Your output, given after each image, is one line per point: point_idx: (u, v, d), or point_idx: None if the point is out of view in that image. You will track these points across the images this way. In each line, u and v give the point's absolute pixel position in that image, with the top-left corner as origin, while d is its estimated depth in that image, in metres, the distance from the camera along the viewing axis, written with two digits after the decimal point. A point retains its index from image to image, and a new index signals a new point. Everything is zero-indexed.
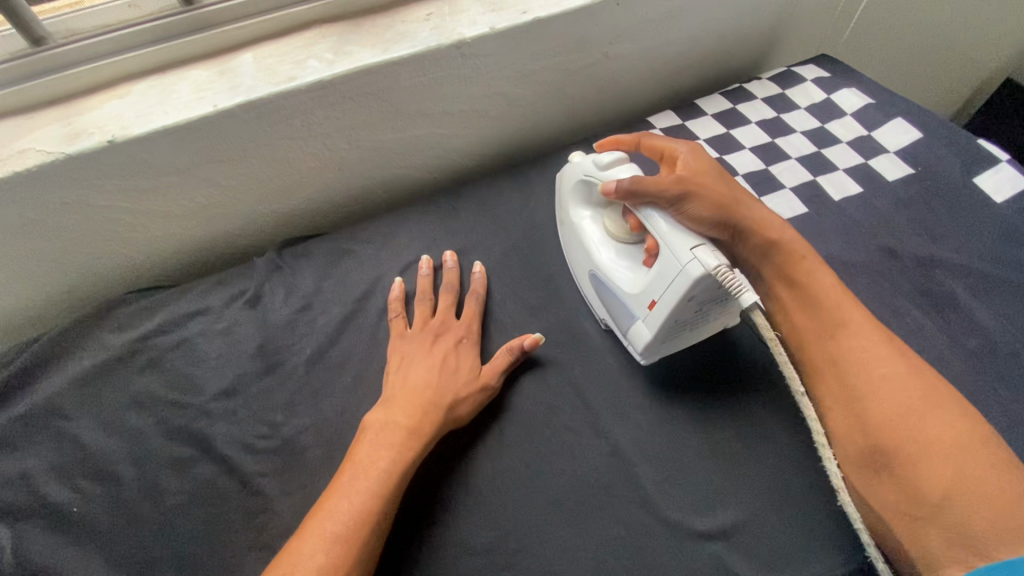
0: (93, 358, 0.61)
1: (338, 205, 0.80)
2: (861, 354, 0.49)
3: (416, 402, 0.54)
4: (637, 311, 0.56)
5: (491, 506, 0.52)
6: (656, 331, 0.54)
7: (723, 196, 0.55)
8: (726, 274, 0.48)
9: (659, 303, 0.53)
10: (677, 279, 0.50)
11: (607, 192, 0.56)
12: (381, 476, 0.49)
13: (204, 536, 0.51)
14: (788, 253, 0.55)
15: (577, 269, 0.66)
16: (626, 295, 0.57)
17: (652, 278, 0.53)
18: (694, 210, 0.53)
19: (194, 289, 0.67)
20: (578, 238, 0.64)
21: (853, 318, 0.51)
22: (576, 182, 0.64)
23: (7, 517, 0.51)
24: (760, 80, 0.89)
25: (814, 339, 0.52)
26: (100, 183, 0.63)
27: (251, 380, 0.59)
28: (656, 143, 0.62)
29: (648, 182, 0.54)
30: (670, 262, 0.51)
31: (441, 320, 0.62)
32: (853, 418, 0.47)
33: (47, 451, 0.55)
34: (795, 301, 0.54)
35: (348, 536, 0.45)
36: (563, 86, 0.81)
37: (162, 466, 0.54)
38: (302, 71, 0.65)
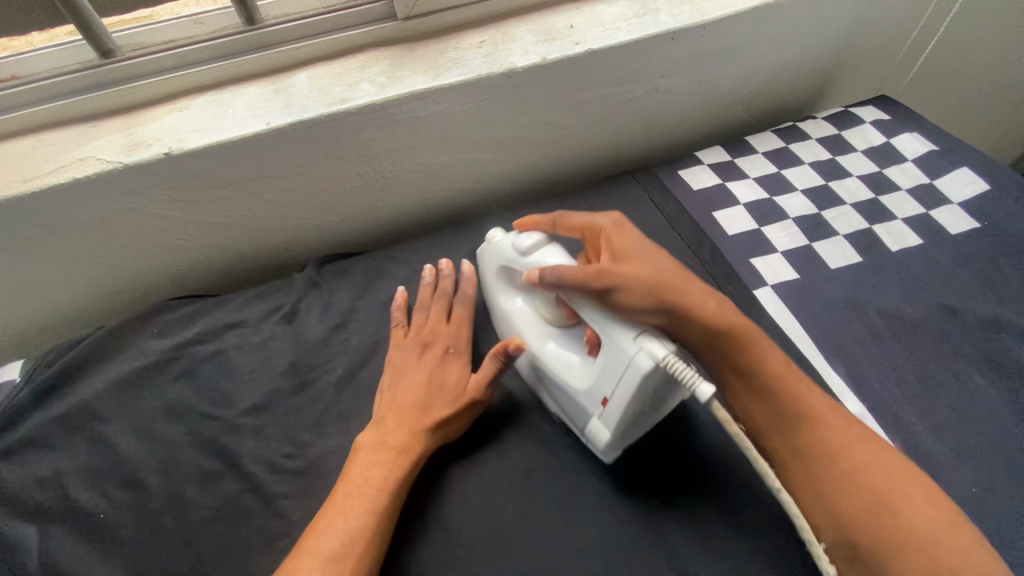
0: (132, 363, 0.62)
1: (378, 224, 0.80)
2: (825, 444, 0.46)
3: (404, 418, 0.54)
4: (589, 407, 0.51)
5: (514, 551, 0.50)
6: (614, 428, 0.49)
7: (656, 277, 0.50)
8: (675, 363, 0.44)
9: (610, 400, 0.48)
10: (627, 373, 0.46)
11: (534, 281, 0.55)
12: (375, 494, 0.49)
13: (224, 556, 0.50)
14: (731, 338, 0.49)
15: (519, 365, 0.61)
16: (576, 392, 0.52)
17: (599, 373, 0.50)
18: (627, 298, 0.49)
19: (234, 300, 0.68)
20: (517, 328, 0.60)
21: (811, 399, 0.48)
22: (500, 268, 0.62)
23: (37, 518, 0.52)
24: (815, 120, 0.86)
25: (774, 431, 0.48)
26: (154, 192, 0.64)
27: (281, 397, 0.60)
28: (576, 222, 0.59)
29: (571, 273, 0.51)
30: (616, 354, 0.47)
31: (433, 328, 0.62)
32: (823, 511, 0.44)
33: (80, 453, 0.56)
34: (745, 386, 0.50)
35: (343, 553, 0.45)
36: (610, 116, 0.80)
37: (188, 479, 0.54)
38: (354, 94, 0.65)
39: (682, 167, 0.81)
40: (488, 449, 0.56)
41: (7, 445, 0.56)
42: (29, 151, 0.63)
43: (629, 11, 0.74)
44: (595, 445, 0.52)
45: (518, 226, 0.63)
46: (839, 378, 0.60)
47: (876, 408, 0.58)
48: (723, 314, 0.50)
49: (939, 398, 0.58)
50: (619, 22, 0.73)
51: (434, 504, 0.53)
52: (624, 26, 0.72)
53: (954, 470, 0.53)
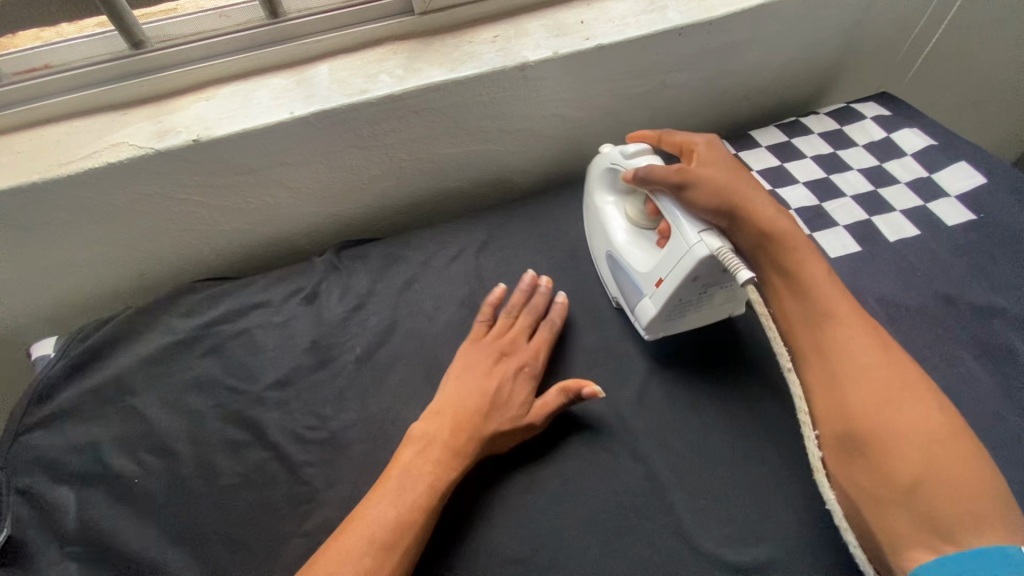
0: (161, 340, 0.65)
1: (393, 212, 0.83)
2: (845, 342, 0.49)
3: (463, 421, 0.55)
4: (645, 287, 0.60)
5: (526, 517, 0.53)
6: (660, 307, 0.58)
7: (724, 184, 0.56)
8: (727, 256, 0.51)
9: (663, 281, 0.57)
10: (684, 258, 0.54)
11: (627, 178, 0.61)
12: (425, 492, 0.50)
13: (251, 519, 0.53)
14: (783, 244, 0.54)
15: (597, 253, 0.70)
16: (636, 274, 0.61)
17: (661, 258, 0.58)
18: (697, 195, 0.56)
19: (257, 282, 0.71)
20: (601, 221, 0.68)
21: (842, 308, 0.50)
22: (603, 170, 0.68)
23: (75, 482, 0.55)
24: (817, 115, 0.89)
25: (801, 326, 0.51)
26: (182, 178, 0.67)
27: (304, 373, 0.62)
28: (676, 138, 0.64)
29: (657, 170, 0.58)
30: (679, 243, 0.55)
31: (511, 340, 0.62)
32: (832, 404, 0.47)
33: (114, 423, 0.59)
34: (785, 287, 0.54)
35: (389, 542, 0.47)
36: (618, 110, 0.82)
37: (217, 448, 0.57)
38: (373, 85, 0.68)
39: None
40: None
41: (47, 414, 0.59)
42: (62, 137, 0.66)
43: (638, 8, 0.77)
44: (640, 324, 0.62)
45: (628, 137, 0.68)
46: None
47: None
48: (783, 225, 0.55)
49: (933, 380, 0.61)
50: (629, 18, 0.75)
51: None
52: (634, 23, 0.75)
53: None
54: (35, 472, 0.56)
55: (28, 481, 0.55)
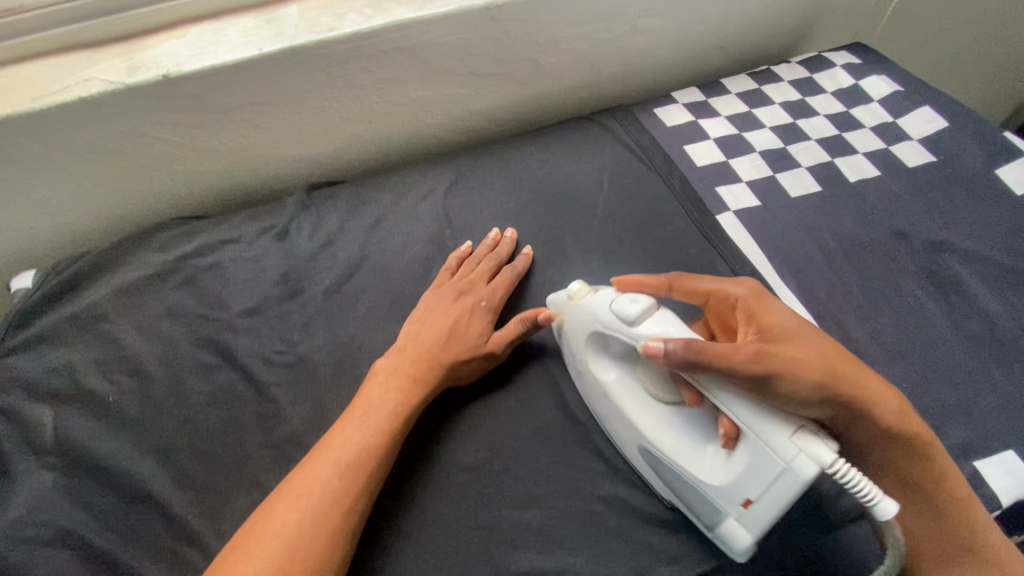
0: (136, 272, 0.67)
1: (367, 156, 0.84)
2: (977, 572, 0.46)
3: (424, 353, 0.57)
4: (724, 504, 0.46)
5: (482, 432, 0.55)
6: (758, 533, 0.45)
7: (822, 368, 0.45)
8: (848, 471, 0.41)
9: (756, 504, 0.45)
10: (784, 476, 0.43)
11: (651, 354, 0.47)
12: (389, 417, 0.52)
13: (219, 434, 0.56)
14: (910, 449, 0.47)
15: (612, 442, 0.55)
16: (707, 488, 0.47)
17: (742, 470, 0.45)
18: (785, 388, 0.44)
19: (230, 220, 0.72)
20: (611, 403, 0.53)
21: (980, 531, 0.47)
22: (593, 333, 0.55)
23: (52, 400, 0.58)
24: (789, 63, 0.89)
25: (931, 553, 0.48)
26: (154, 115, 0.69)
27: (273, 302, 0.64)
28: (700, 285, 0.54)
29: (711, 352, 0.45)
30: (769, 456, 0.43)
31: (470, 281, 0.64)
32: None
33: (90, 348, 0.61)
34: (899, 488, 0.49)
35: (356, 465, 0.49)
36: (589, 55, 0.83)
37: (189, 370, 0.59)
38: (341, 23, 0.69)
39: (657, 105, 0.84)
40: None
41: (24, 339, 0.61)
42: (35, 73, 0.67)
43: None
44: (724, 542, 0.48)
45: (618, 286, 0.57)
46: (790, 290, 0.64)
47: (820, 317, 0.62)
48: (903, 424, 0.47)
49: (882, 310, 0.63)
50: None
51: None
52: None
53: (887, 369, 0.58)
54: (13, 391, 0.58)
55: (6, 398, 0.58)
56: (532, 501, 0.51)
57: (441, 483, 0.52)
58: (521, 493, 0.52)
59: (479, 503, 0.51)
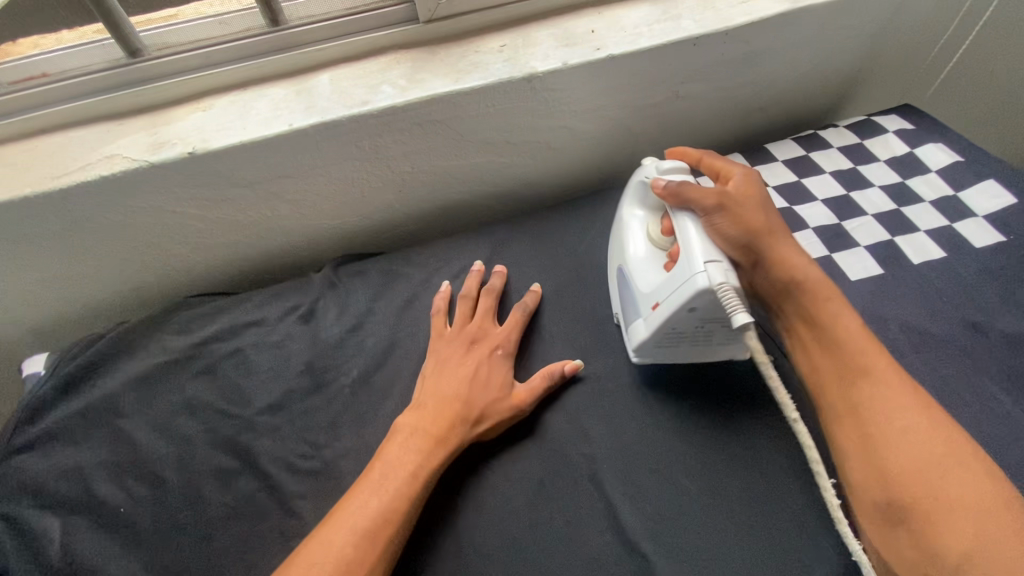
0: (153, 359, 0.63)
1: (396, 225, 0.80)
2: (877, 397, 0.47)
3: (446, 407, 0.55)
4: (642, 309, 0.58)
5: (527, 558, 0.50)
6: (652, 331, 0.56)
7: (762, 223, 0.57)
8: (728, 293, 0.49)
9: (661, 306, 0.54)
10: (684, 285, 0.52)
11: (655, 188, 0.58)
12: (408, 478, 0.50)
13: (238, 554, 0.51)
14: (810, 292, 0.54)
15: (612, 266, 0.67)
16: (638, 293, 0.58)
17: (663, 282, 0.55)
18: (722, 225, 0.55)
19: (253, 299, 0.69)
20: (619, 233, 0.66)
21: (876, 362, 0.49)
22: (634, 182, 0.65)
23: (59, 510, 0.53)
24: (836, 128, 0.85)
25: (831, 379, 0.50)
26: (177, 191, 0.65)
27: (298, 397, 0.60)
28: (716, 163, 0.63)
29: (690, 188, 0.56)
30: (683, 269, 0.53)
31: (479, 326, 0.63)
32: (871, 471, 0.45)
33: (101, 448, 0.57)
34: (814, 340, 0.53)
35: (374, 533, 0.46)
36: (629, 121, 0.79)
37: (207, 476, 0.55)
38: (375, 96, 0.66)
39: None
40: (501, 455, 0.56)
41: (33, 436, 0.57)
42: (55, 148, 0.64)
43: (651, 16, 0.74)
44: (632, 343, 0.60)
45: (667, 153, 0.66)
46: None
47: None
48: (809, 271, 0.55)
49: (963, 417, 0.57)
50: (641, 27, 0.72)
51: (448, 510, 0.53)
52: (647, 32, 0.72)
53: None
54: (19, 498, 0.54)
55: (11, 506, 0.53)
56: None
57: None
58: None
59: None
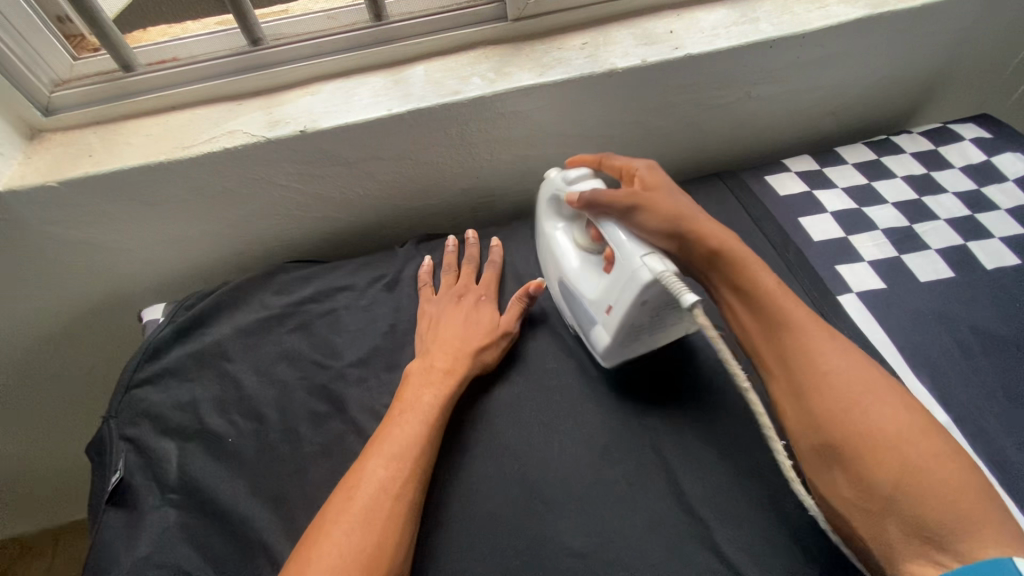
0: (256, 313, 0.70)
1: (471, 210, 0.86)
2: (798, 347, 0.50)
3: (450, 349, 0.62)
4: (597, 315, 0.59)
5: (592, 516, 0.53)
6: (613, 332, 0.57)
7: (675, 207, 0.58)
8: (669, 278, 0.50)
9: (614, 309, 0.56)
10: (629, 284, 0.54)
11: (573, 203, 0.63)
12: (428, 408, 0.56)
13: (330, 487, 0.57)
14: (728, 257, 0.55)
15: (552, 279, 0.69)
16: (589, 302, 0.60)
17: (610, 285, 0.57)
18: (644, 219, 0.57)
19: (344, 267, 0.75)
20: (551, 247, 0.69)
21: (797, 314, 0.51)
22: (550, 197, 0.69)
23: (176, 436, 0.60)
24: (910, 135, 0.85)
25: (759, 336, 0.52)
26: (285, 165, 0.72)
27: (382, 355, 0.66)
28: (616, 163, 0.67)
29: (604, 194, 0.59)
30: (624, 269, 0.55)
31: (463, 283, 0.71)
32: (806, 419, 0.47)
33: (212, 386, 0.64)
34: (743, 306, 0.54)
35: (402, 454, 0.52)
36: (700, 120, 0.82)
37: (303, 417, 0.61)
38: (466, 87, 0.71)
39: (769, 173, 0.82)
40: (567, 420, 0.60)
41: (154, 371, 0.65)
42: (185, 124, 0.72)
43: (728, 19, 0.77)
44: (597, 349, 0.61)
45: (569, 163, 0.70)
46: (923, 386, 0.60)
47: (959, 419, 0.57)
48: (729, 238, 0.57)
49: None
50: (718, 29, 0.75)
51: (517, 464, 0.57)
52: (724, 34, 0.75)
53: None
54: (143, 423, 0.61)
55: (137, 429, 0.61)
56: None
57: (550, 564, 0.51)
58: None
59: None
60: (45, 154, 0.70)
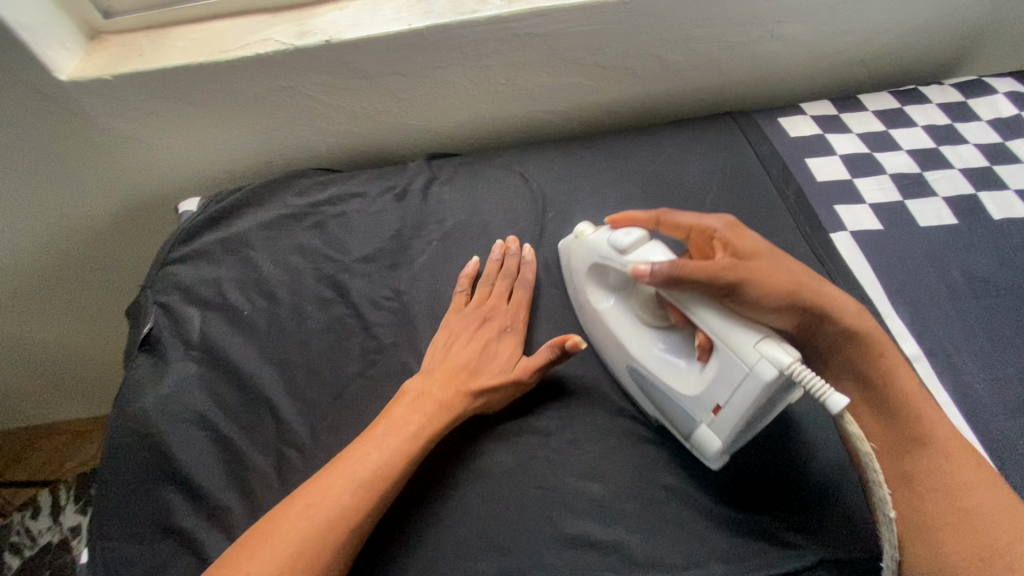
0: (278, 210, 0.77)
1: (483, 134, 0.89)
2: (933, 470, 0.48)
3: (453, 378, 0.58)
4: (700, 414, 0.52)
5: (558, 405, 0.59)
6: (730, 435, 0.50)
7: (786, 280, 0.51)
8: (800, 370, 0.45)
9: (726, 408, 0.49)
10: (746, 381, 0.47)
11: (642, 279, 0.52)
12: (409, 439, 0.53)
13: (328, 358, 0.63)
14: (867, 351, 0.53)
15: (614, 364, 0.60)
16: (685, 397, 0.52)
17: (713, 380, 0.50)
18: (755, 295, 0.50)
19: (360, 177, 0.80)
20: (609, 329, 0.60)
21: (939, 435, 0.50)
22: (591, 265, 0.61)
23: (200, 306, 0.68)
24: (941, 86, 0.83)
25: (887, 448, 0.51)
26: (311, 75, 0.77)
27: (386, 254, 0.72)
28: (681, 220, 0.57)
29: (690, 269, 0.50)
30: (733, 363, 0.48)
31: (494, 304, 0.65)
32: (926, 547, 0.46)
33: (235, 268, 0.71)
34: (867, 402, 0.53)
35: (370, 481, 0.50)
36: (718, 57, 0.82)
37: (311, 300, 0.68)
38: (484, 7, 0.74)
39: (783, 115, 0.81)
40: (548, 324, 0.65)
41: (185, 252, 0.72)
42: (223, 32, 0.78)
43: None
44: (702, 454, 0.53)
45: (614, 222, 0.61)
46: (902, 320, 0.61)
47: (931, 352, 0.58)
48: (862, 323, 0.53)
49: (1007, 358, 0.58)
50: None
51: None
52: None
53: (1002, 422, 0.54)
54: (173, 293, 0.69)
55: (167, 297, 0.69)
56: (596, 475, 0.54)
57: (515, 438, 0.57)
58: (586, 465, 0.55)
59: (547, 466, 0.55)
60: (104, 53, 0.76)
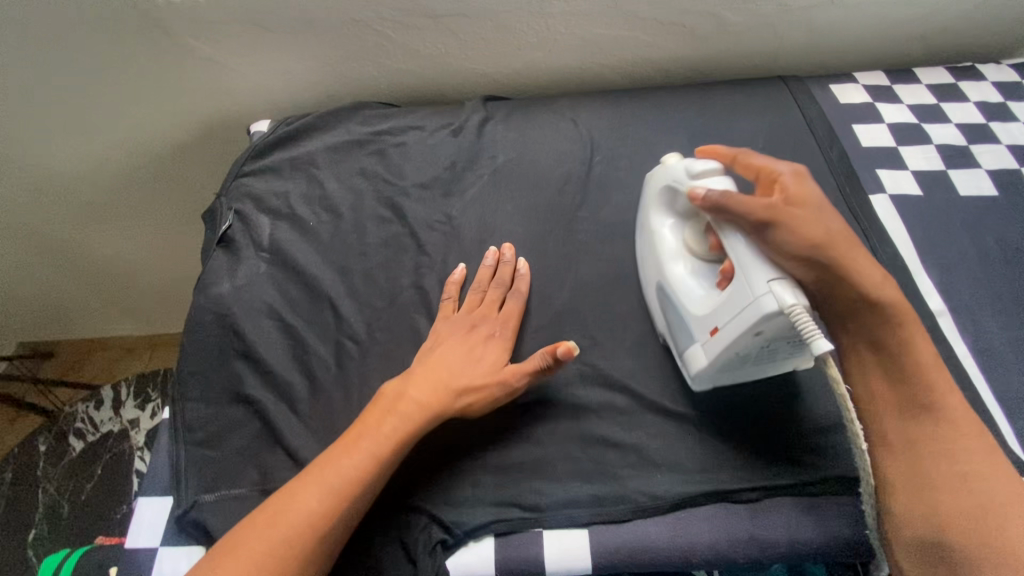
0: (343, 136, 0.82)
1: (536, 82, 0.93)
2: (935, 437, 0.48)
3: (436, 384, 0.56)
4: (698, 333, 0.55)
5: (593, 327, 0.64)
6: (715, 358, 0.53)
7: (821, 236, 0.51)
8: (800, 315, 0.46)
9: (721, 332, 0.52)
10: (747, 309, 0.49)
11: (693, 199, 0.55)
12: (384, 446, 0.53)
13: (384, 269, 0.69)
14: (885, 317, 0.51)
15: (648, 282, 0.63)
16: (691, 317, 0.55)
17: (720, 304, 0.52)
18: (781, 239, 0.50)
19: (418, 112, 0.85)
20: (654, 245, 0.63)
21: (945, 404, 0.49)
22: (664, 187, 0.63)
23: (269, 215, 0.74)
24: (998, 65, 0.83)
25: (889, 411, 0.50)
26: (383, 11, 0.82)
27: (440, 183, 0.76)
28: (755, 162, 0.56)
29: (735, 201, 0.52)
30: (743, 290, 0.50)
31: (482, 312, 0.63)
32: (922, 507, 0.47)
33: (301, 185, 0.77)
34: (879, 365, 0.51)
35: (341, 491, 0.50)
36: (774, 21, 0.84)
37: (370, 218, 0.73)
38: None
39: (834, 82, 0.83)
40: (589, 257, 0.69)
41: (257, 167, 0.79)
42: None
43: None
44: (689, 370, 0.57)
45: (698, 152, 0.61)
46: (929, 279, 0.63)
47: (955, 310, 0.61)
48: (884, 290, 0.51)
49: None
50: None
51: (538, 280, 0.67)
52: None
53: (1015, 376, 0.57)
54: (245, 201, 0.75)
55: (240, 204, 0.75)
56: (624, 388, 0.59)
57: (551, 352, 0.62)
58: (615, 379, 0.60)
59: (579, 377, 0.60)
60: None
